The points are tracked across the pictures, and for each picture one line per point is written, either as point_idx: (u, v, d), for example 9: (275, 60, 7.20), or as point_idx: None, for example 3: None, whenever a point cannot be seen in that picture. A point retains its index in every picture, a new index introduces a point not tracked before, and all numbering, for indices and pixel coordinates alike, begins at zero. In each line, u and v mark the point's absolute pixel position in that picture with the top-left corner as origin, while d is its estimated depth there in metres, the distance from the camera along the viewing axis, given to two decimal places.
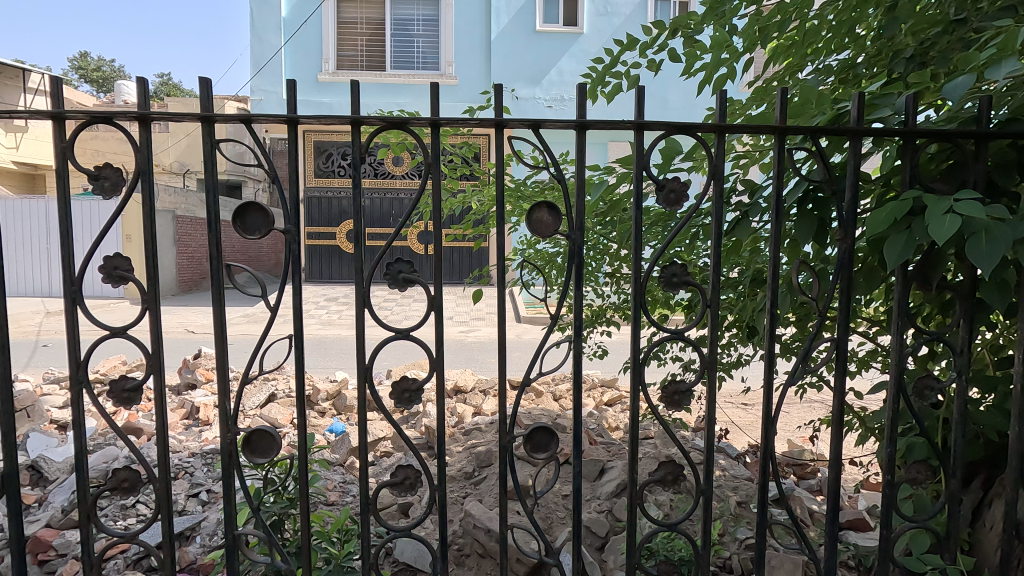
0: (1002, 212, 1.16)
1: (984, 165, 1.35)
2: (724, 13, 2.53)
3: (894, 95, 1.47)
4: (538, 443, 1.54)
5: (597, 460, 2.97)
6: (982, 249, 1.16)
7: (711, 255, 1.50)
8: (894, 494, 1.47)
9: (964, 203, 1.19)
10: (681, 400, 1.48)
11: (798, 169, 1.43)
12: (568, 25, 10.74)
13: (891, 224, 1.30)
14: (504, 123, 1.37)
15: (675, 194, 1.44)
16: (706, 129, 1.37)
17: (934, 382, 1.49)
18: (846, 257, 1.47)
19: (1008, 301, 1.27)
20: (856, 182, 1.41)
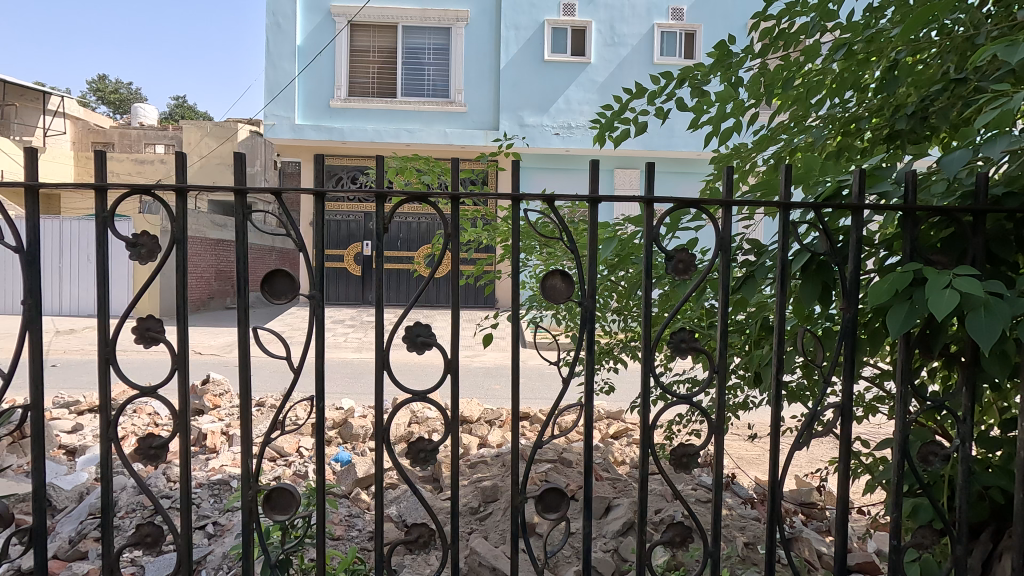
0: (1000, 290, 1.20)
1: (982, 238, 1.40)
2: (730, 64, 2.59)
3: (896, 166, 1.53)
4: (549, 503, 1.57)
5: (603, 497, 2.98)
6: (980, 325, 1.20)
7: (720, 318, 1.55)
8: (900, 558, 1.51)
9: (963, 279, 1.23)
10: (690, 462, 1.52)
11: (803, 239, 1.49)
12: (576, 55, 10.97)
13: (893, 294, 1.35)
14: (521, 198, 1.50)
15: (683, 263, 1.51)
16: (712, 203, 1.44)
17: (937, 448, 1.54)
18: (850, 323, 1.53)
19: (1008, 371, 1.33)
20: (858, 251, 1.47)
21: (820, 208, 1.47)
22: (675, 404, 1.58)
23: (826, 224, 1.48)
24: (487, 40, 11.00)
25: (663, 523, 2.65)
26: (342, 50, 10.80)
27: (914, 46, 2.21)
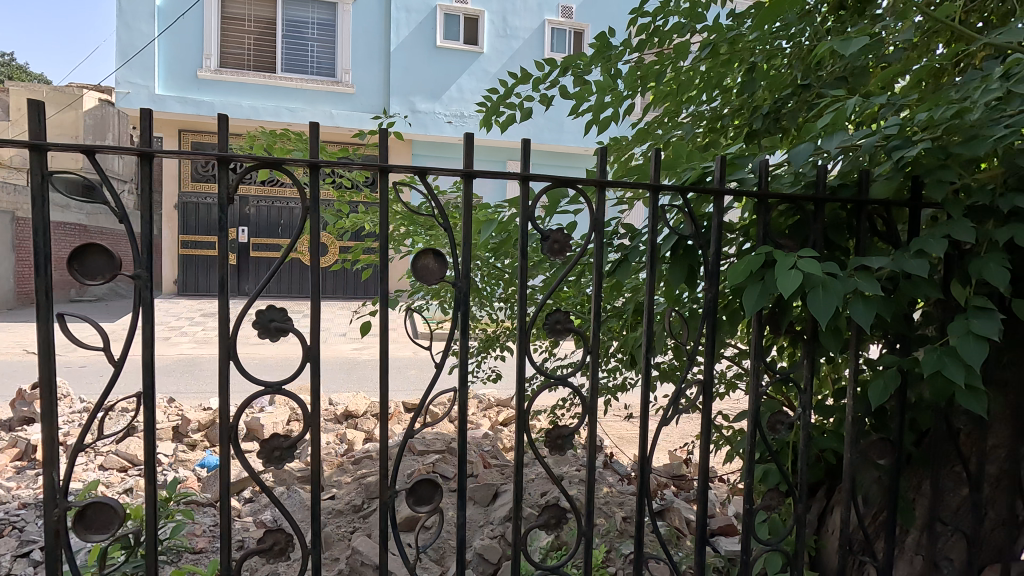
0: (835, 271, 1.32)
1: (822, 225, 1.54)
2: (610, 57, 2.66)
3: (752, 155, 1.63)
4: (421, 496, 1.49)
5: (490, 484, 2.97)
6: (820, 302, 1.31)
7: (594, 297, 1.55)
8: (752, 519, 1.59)
9: (805, 260, 1.33)
10: (564, 443, 1.51)
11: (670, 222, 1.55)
12: (469, 44, 10.85)
13: (747, 275, 1.44)
14: (388, 170, 1.38)
15: (558, 244, 1.49)
16: (587, 183, 1.43)
17: (783, 417, 1.66)
18: (711, 303, 1.60)
19: (841, 346, 1.46)
20: (719, 236, 1.55)
21: (684, 194, 1.53)
22: (551, 387, 1.57)
23: (690, 209, 1.55)
24: (376, 19, 10.53)
25: (546, 505, 2.69)
26: (212, 16, 9.78)
27: (769, 52, 2.40)
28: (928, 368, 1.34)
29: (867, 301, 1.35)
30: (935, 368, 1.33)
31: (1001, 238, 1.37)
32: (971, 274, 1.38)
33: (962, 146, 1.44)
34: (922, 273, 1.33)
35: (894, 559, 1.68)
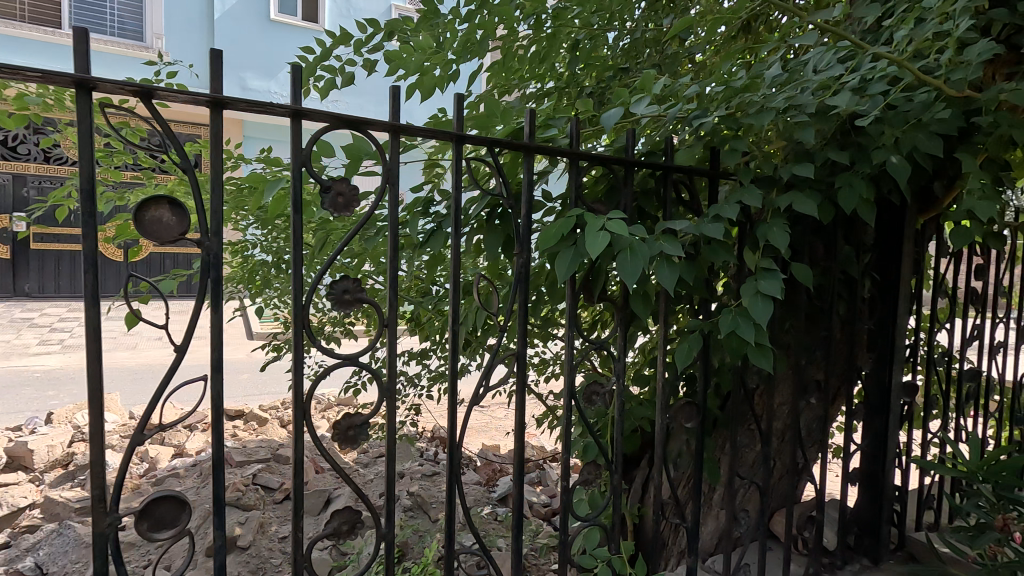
0: (640, 232, 1.28)
1: (631, 191, 1.49)
2: (437, 24, 2.47)
3: (564, 118, 1.56)
4: (159, 518, 1.06)
5: (320, 491, 2.69)
6: (627, 265, 1.28)
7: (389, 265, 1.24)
8: (569, 497, 1.51)
9: (613, 221, 1.29)
10: (357, 435, 1.27)
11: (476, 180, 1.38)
12: (309, 20, 10.01)
13: (559, 238, 1.37)
14: (88, 83, 1.02)
15: (343, 198, 1.15)
16: (377, 127, 1.22)
17: (598, 388, 1.61)
18: (523, 270, 1.42)
19: (649, 311, 1.45)
20: (531, 197, 1.41)
21: (489, 145, 1.32)
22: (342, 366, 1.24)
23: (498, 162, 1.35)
24: None
25: None
26: None
27: (592, 33, 2.40)
28: (725, 328, 1.37)
29: (672, 263, 1.35)
30: (730, 328, 1.37)
31: (782, 204, 1.47)
32: (760, 237, 1.46)
33: (750, 116, 1.51)
34: (718, 235, 1.34)
35: (700, 519, 1.71)
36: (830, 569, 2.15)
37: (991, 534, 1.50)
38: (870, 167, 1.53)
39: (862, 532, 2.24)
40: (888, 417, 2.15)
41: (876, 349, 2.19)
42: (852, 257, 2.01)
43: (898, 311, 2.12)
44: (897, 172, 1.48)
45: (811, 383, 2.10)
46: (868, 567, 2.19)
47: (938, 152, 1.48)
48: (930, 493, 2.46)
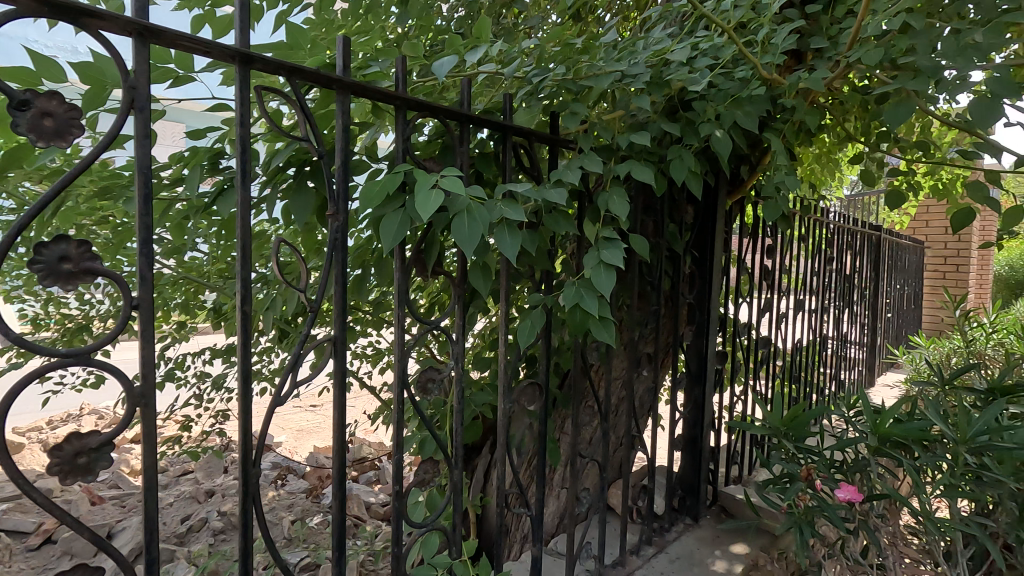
0: (478, 192, 1.12)
1: (466, 151, 1.32)
2: None
3: (390, 62, 1.33)
4: None
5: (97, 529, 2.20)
6: (464, 232, 1.11)
7: (139, 223, 0.87)
8: (403, 503, 1.28)
9: (448, 179, 1.11)
10: (94, 462, 0.84)
11: (270, 115, 1.04)
12: None
13: (385, 199, 1.16)
14: None
15: (56, 126, 0.79)
16: (113, 27, 0.84)
17: (435, 374, 1.40)
18: (339, 234, 1.12)
19: (489, 285, 1.31)
20: (348, 145, 1.13)
21: (285, 72, 1.03)
22: (54, 375, 0.81)
23: (301, 96, 1.06)
24: None
25: None
26: None
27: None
28: (569, 302, 1.29)
29: (513, 229, 1.21)
30: (574, 301, 1.30)
31: (621, 172, 1.44)
32: (601, 205, 1.40)
33: (589, 78, 1.45)
34: (561, 200, 1.24)
35: (544, 504, 1.63)
36: (660, 533, 2.25)
37: (796, 484, 1.58)
38: (696, 140, 1.57)
39: (685, 494, 2.39)
40: (705, 384, 2.31)
41: (695, 321, 2.34)
42: (677, 233, 2.09)
43: (713, 285, 2.28)
44: (721, 145, 1.53)
45: (641, 356, 2.17)
46: (691, 525, 2.34)
47: (754, 128, 1.56)
48: (736, 450, 2.74)
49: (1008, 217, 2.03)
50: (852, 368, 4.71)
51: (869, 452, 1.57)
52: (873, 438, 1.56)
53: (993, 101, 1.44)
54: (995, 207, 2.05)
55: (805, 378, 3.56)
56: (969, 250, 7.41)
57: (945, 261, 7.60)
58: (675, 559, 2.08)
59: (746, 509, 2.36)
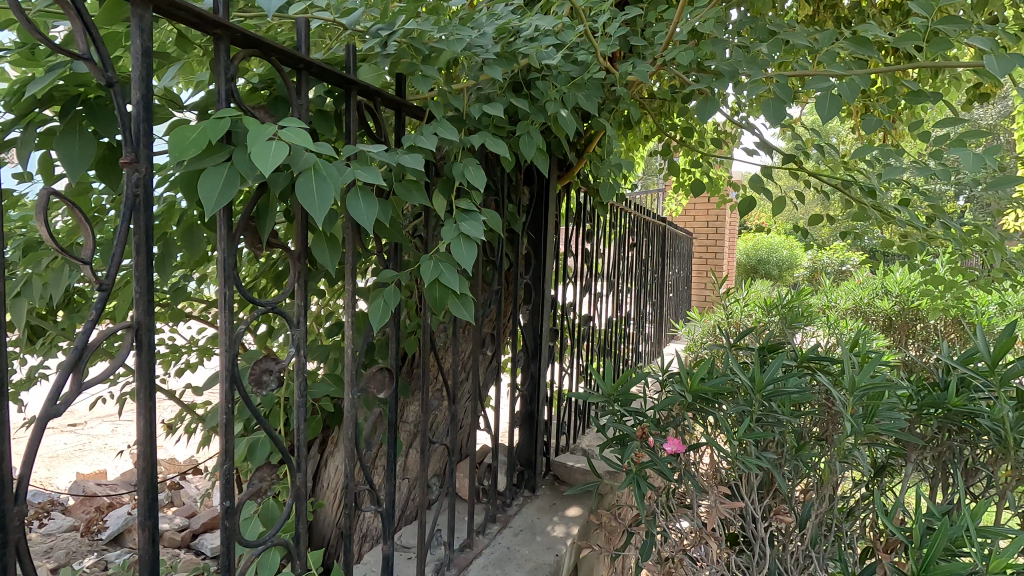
0: (327, 148, 0.96)
1: (305, 104, 1.14)
2: None
3: None
4: None
5: None
6: (311, 193, 0.94)
7: None
8: (236, 519, 1.07)
9: (290, 130, 0.92)
10: None
11: (25, 19, 0.75)
12: None
13: (202, 150, 0.93)
14: None
15: None
16: None
17: (271, 364, 1.20)
18: (141, 192, 0.87)
19: (337, 259, 1.15)
20: (150, 77, 0.88)
21: None
22: None
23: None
24: None
25: None
26: None
27: None
28: (428, 277, 1.23)
29: (366, 194, 1.08)
30: (433, 276, 1.23)
31: (475, 143, 1.39)
32: (455, 175, 1.35)
33: (440, 41, 1.36)
34: (418, 165, 1.14)
35: (396, 497, 1.52)
36: (502, 509, 2.29)
37: (631, 444, 1.71)
38: (542, 118, 1.60)
39: (524, 467, 2.47)
40: (541, 360, 2.40)
41: (530, 300, 2.42)
42: (517, 213, 2.09)
43: (546, 264, 2.37)
44: (566, 124, 1.58)
45: (483, 337, 2.17)
46: (530, 497, 2.43)
47: (592, 111, 1.66)
48: (564, 421, 2.92)
49: (772, 206, 2.47)
50: (648, 340, 5.39)
51: (683, 408, 1.74)
52: (686, 396, 1.73)
53: (778, 101, 1.70)
54: (763, 197, 2.48)
55: (615, 350, 3.95)
56: (724, 239, 9.01)
57: (708, 248, 9.14)
58: (518, 531, 2.13)
59: (577, 473, 2.53)
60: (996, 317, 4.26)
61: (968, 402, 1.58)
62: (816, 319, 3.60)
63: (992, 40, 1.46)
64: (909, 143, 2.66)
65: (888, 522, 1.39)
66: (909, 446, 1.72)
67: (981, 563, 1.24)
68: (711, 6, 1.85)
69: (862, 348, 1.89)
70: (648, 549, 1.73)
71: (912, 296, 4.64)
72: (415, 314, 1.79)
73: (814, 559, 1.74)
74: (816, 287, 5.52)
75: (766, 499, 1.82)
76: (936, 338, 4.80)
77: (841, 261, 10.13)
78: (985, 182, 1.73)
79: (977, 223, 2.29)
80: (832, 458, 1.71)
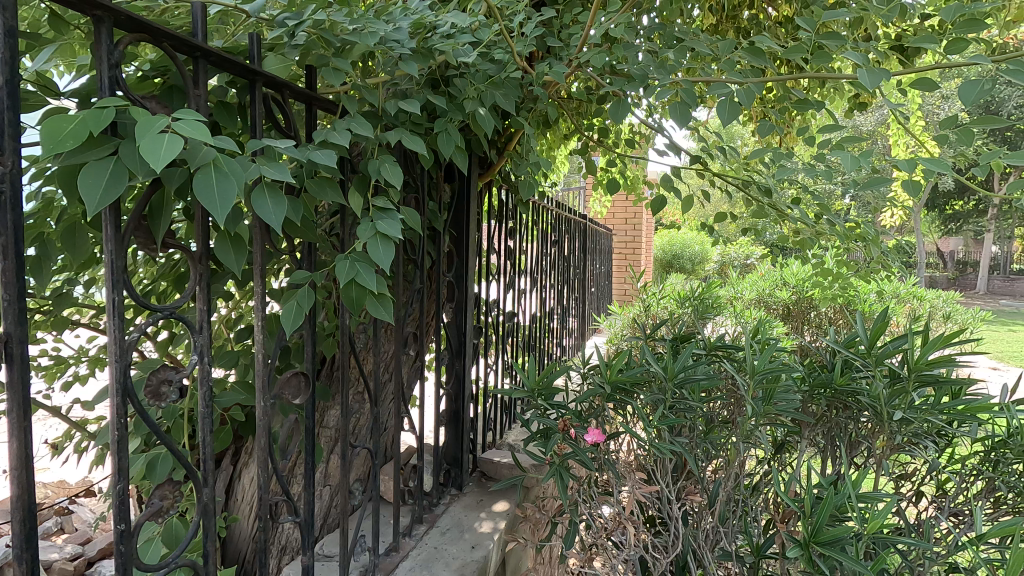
0: (228, 143, 0.90)
1: (204, 95, 1.07)
2: None
3: None
4: None
5: None
6: (210, 190, 0.87)
7: None
8: (133, 543, 0.99)
9: (185, 122, 0.86)
10: None
11: None
12: None
13: (84, 142, 0.84)
14: None
15: None
16: None
17: (172, 374, 1.12)
18: (7, 189, 0.78)
19: (243, 260, 1.09)
20: (17, 62, 0.78)
21: None
22: None
23: None
24: None
25: None
26: None
27: None
28: (343, 277, 1.19)
29: (274, 192, 1.03)
30: (349, 276, 1.19)
31: (392, 139, 1.37)
32: (371, 172, 1.32)
33: (352, 34, 1.31)
34: (331, 162, 1.10)
35: (314, 506, 1.46)
36: (429, 509, 2.27)
37: (554, 437, 1.74)
38: (461, 115, 1.60)
39: (450, 466, 2.47)
40: (466, 358, 2.40)
41: (453, 298, 2.40)
42: (438, 211, 2.07)
43: (469, 262, 2.37)
44: (484, 123, 1.58)
45: (406, 336, 2.13)
46: (457, 495, 2.42)
47: (510, 110, 1.67)
48: (490, 418, 2.93)
49: (682, 204, 2.60)
50: (571, 334, 5.53)
51: (603, 399, 1.81)
52: (606, 387, 1.80)
53: (684, 105, 1.79)
54: (674, 196, 2.61)
55: (540, 345, 4.03)
56: (641, 235, 9.42)
57: (627, 244, 9.49)
58: (446, 531, 2.12)
59: (503, 468, 2.56)
60: (874, 303, 4.77)
61: (851, 382, 1.75)
62: (723, 309, 3.85)
63: (865, 56, 1.61)
64: (800, 146, 2.89)
65: (784, 495, 1.51)
66: (803, 424, 1.89)
67: (862, 526, 1.39)
68: (622, 12, 1.91)
69: (762, 336, 2.03)
70: (572, 537, 1.79)
71: (805, 286, 5.07)
72: (332, 315, 1.73)
73: (723, 534, 1.87)
74: (724, 280, 5.90)
75: (680, 481, 1.92)
76: (826, 325, 5.28)
77: (746, 254, 10.90)
78: (862, 184, 1.92)
79: (857, 220, 2.53)
80: (737, 440, 1.84)
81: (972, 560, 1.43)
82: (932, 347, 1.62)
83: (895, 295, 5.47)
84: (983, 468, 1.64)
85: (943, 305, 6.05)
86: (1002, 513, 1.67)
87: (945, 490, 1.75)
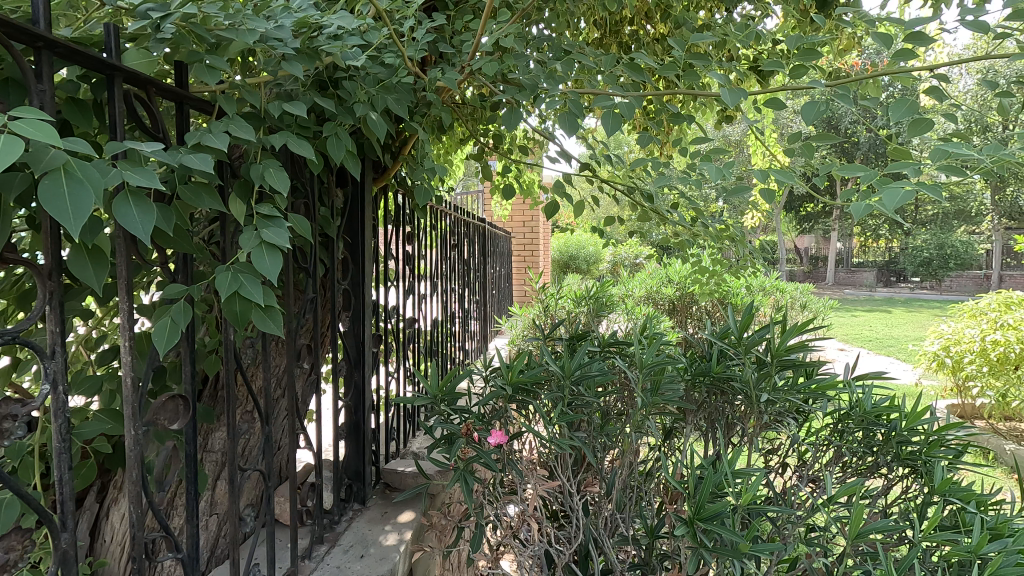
0: (82, 146, 0.81)
1: (50, 90, 0.95)
2: None
3: None
4: None
5: None
6: (62, 198, 0.78)
7: None
8: None
9: (25, 121, 0.76)
10: None
11: None
12: None
13: None
14: None
15: None
16: None
17: (18, 406, 0.98)
18: None
19: (104, 276, 0.98)
20: None
21: None
22: None
23: None
24: None
25: None
26: None
27: None
28: (225, 289, 1.11)
29: (140, 200, 0.93)
30: (231, 289, 1.12)
31: (275, 143, 1.30)
32: (254, 177, 1.24)
33: (228, 30, 1.23)
34: (206, 167, 1.03)
35: (199, 538, 1.34)
36: (330, 528, 2.16)
37: (458, 442, 1.74)
38: (351, 119, 1.56)
39: (351, 481, 2.38)
40: (365, 368, 2.32)
41: (350, 307, 2.32)
42: (330, 216, 1.99)
43: (365, 269, 2.30)
44: (376, 128, 1.55)
45: (299, 349, 2.02)
46: (360, 510, 2.34)
47: (403, 115, 1.65)
48: (392, 427, 2.86)
49: (574, 209, 2.72)
50: (473, 338, 5.55)
51: (505, 401, 1.84)
52: (508, 389, 1.83)
53: (571, 114, 1.87)
54: (566, 201, 2.71)
55: (442, 351, 4.00)
56: (538, 237, 9.69)
57: (525, 247, 9.70)
58: (349, 548, 2.04)
59: (408, 478, 2.51)
60: (743, 296, 5.28)
61: (726, 369, 1.92)
62: (616, 307, 4.06)
63: (727, 76, 1.78)
64: (677, 154, 3.13)
65: (671, 477, 1.63)
66: (686, 411, 2.05)
67: (738, 500, 1.53)
68: (512, 22, 1.96)
69: (650, 331, 2.17)
70: (479, 539, 1.80)
71: (687, 283, 5.50)
72: (214, 330, 1.60)
73: (621, 520, 1.98)
74: (616, 279, 6.24)
75: (580, 474, 2.00)
76: (705, 318, 5.75)
77: (635, 253, 11.60)
78: (728, 191, 2.13)
79: (727, 222, 2.80)
80: (630, 430, 1.96)
81: (825, 520, 1.64)
82: (789, 335, 1.83)
83: (760, 289, 6.10)
84: (832, 438, 1.88)
85: (800, 296, 6.82)
86: (848, 475, 1.93)
87: (804, 460, 1.98)
